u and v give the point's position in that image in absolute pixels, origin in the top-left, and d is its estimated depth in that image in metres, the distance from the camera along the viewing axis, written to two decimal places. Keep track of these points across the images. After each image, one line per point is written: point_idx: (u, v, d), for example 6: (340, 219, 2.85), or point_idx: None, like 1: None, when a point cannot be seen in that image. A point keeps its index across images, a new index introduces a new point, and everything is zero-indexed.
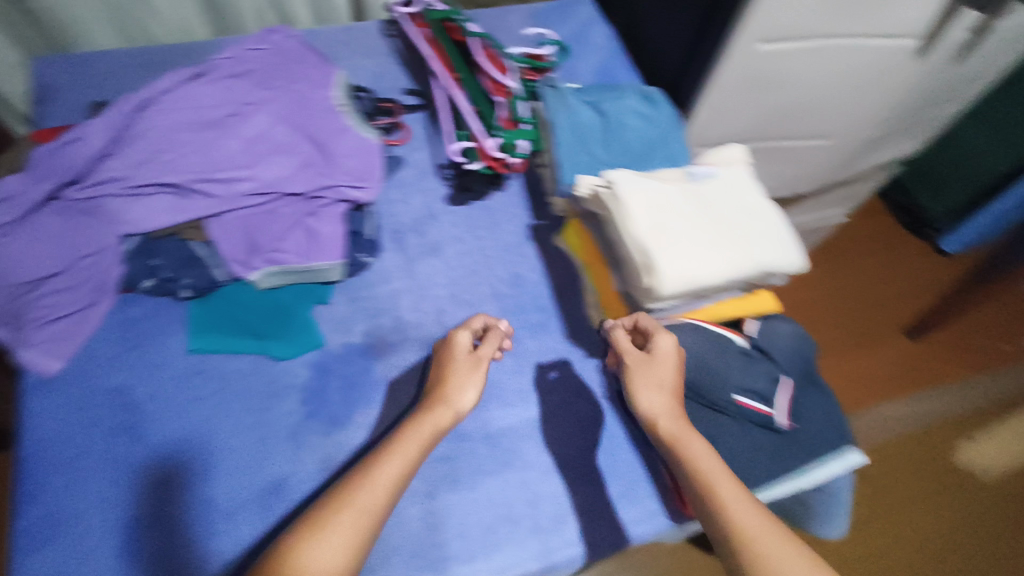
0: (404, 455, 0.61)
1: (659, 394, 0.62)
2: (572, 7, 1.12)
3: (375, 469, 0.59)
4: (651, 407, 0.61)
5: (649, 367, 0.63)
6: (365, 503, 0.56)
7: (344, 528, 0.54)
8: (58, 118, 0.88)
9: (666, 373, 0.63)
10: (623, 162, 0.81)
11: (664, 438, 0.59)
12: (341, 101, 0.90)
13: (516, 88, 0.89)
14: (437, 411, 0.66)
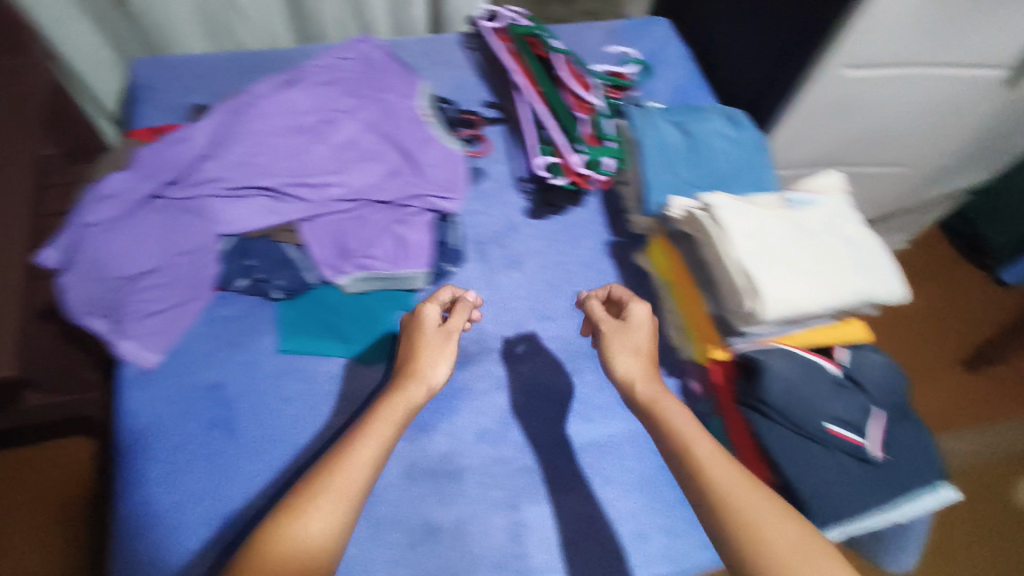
0: (377, 437, 0.59)
1: (629, 356, 0.67)
2: (647, 26, 1.13)
3: (349, 452, 0.57)
4: (626, 370, 0.66)
5: (625, 331, 0.68)
6: (343, 489, 0.55)
7: (321, 516, 0.53)
8: (155, 117, 0.91)
9: (641, 338, 0.68)
10: (711, 183, 0.82)
11: (639, 399, 0.64)
12: (426, 111, 0.91)
13: (600, 105, 0.91)
14: (411, 387, 0.64)
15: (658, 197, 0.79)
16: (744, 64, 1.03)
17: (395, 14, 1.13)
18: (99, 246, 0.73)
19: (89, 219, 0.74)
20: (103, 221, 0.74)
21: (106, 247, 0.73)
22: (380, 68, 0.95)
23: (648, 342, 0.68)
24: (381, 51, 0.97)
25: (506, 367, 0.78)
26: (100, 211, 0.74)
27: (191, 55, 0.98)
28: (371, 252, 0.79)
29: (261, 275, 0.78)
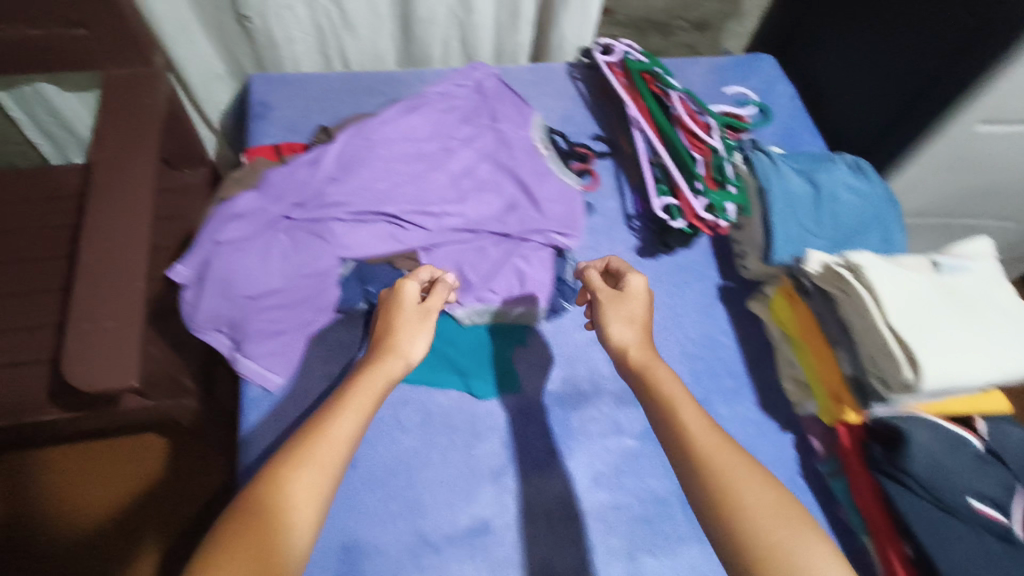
0: (358, 412, 0.57)
1: (624, 325, 0.65)
2: (752, 64, 1.12)
3: (329, 427, 0.55)
4: (621, 338, 0.64)
5: (622, 301, 0.67)
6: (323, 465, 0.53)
7: (300, 491, 0.51)
8: (274, 135, 0.92)
9: (637, 308, 0.66)
10: (838, 239, 0.80)
11: (634, 367, 0.62)
12: (540, 142, 0.91)
13: (719, 146, 0.88)
14: (387, 361, 0.62)
15: (784, 251, 0.78)
16: (864, 106, 1.03)
17: (501, 42, 1.13)
18: (229, 264, 0.74)
19: (220, 237, 0.75)
20: (233, 239, 0.75)
21: (234, 265, 0.74)
22: (495, 95, 0.95)
23: (643, 313, 0.67)
24: (495, 78, 0.97)
25: (620, 409, 0.77)
26: (231, 230, 0.75)
27: (307, 75, 0.99)
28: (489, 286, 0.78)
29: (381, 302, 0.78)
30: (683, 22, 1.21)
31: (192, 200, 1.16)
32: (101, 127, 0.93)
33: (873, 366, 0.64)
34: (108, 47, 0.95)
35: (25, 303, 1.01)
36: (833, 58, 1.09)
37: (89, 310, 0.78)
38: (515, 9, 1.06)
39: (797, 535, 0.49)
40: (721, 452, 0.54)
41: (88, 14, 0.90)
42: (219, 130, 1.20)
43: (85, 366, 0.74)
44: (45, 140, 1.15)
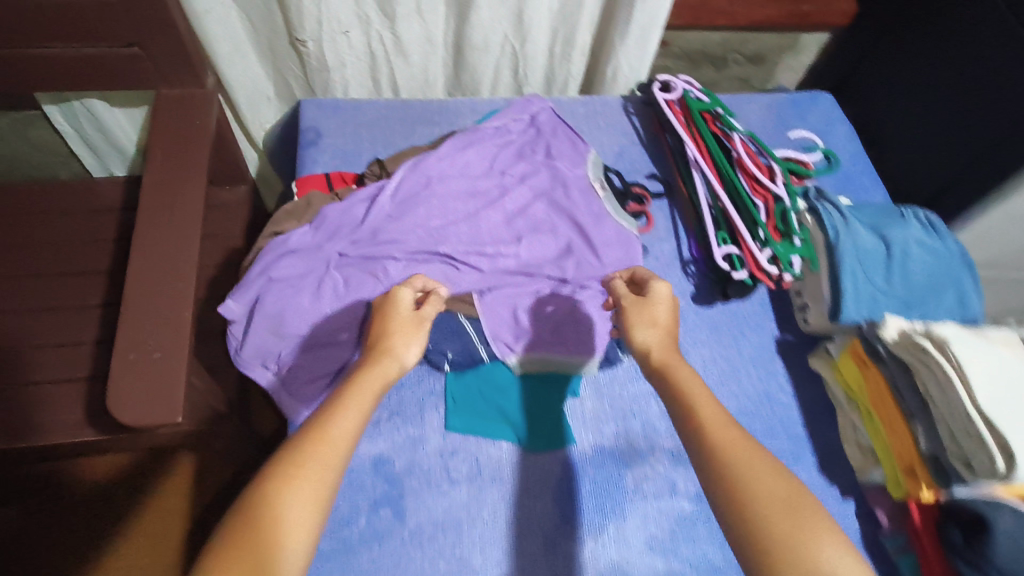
0: (351, 419, 0.55)
1: (645, 327, 0.66)
2: (810, 102, 1.09)
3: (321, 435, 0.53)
4: (644, 341, 0.65)
5: (646, 307, 0.68)
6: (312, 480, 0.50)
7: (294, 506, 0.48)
8: (325, 165, 0.91)
9: (660, 312, 0.67)
10: (909, 300, 0.77)
11: (655, 365, 0.63)
12: (597, 180, 0.88)
13: (783, 194, 0.85)
14: (383, 363, 0.61)
15: (854, 312, 0.75)
16: (928, 153, 1.00)
17: (553, 72, 1.11)
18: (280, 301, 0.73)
19: (271, 274, 0.73)
20: (285, 277, 0.74)
21: (285, 302, 0.73)
22: (550, 128, 0.92)
23: (671, 319, 0.67)
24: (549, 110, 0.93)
25: (675, 469, 0.74)
26: (283, 268, 0.74)
27: (358, 101, 0.98)
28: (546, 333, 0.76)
29: (432, 347, 0.75)
30: (737, 54, 1.19)
31: (231, 219, 1.15)
32: (152, 150, 0.92)
33: (954, 444, 0.63)
34: (162, 67, 0.94)
35: (63, 320, 1.00)
36: (896, 100, 1.05)
37: (136, 339, 0.77)
38: (572, 41, 1.04)
39: (799, 525, 0.48)
40: (744, 456, 0.53)
41: (145, 35, 0.89)
42: (262, 150, 1.18)
43: (132, 399, 0.73)
44: (89, 154, 1.14)
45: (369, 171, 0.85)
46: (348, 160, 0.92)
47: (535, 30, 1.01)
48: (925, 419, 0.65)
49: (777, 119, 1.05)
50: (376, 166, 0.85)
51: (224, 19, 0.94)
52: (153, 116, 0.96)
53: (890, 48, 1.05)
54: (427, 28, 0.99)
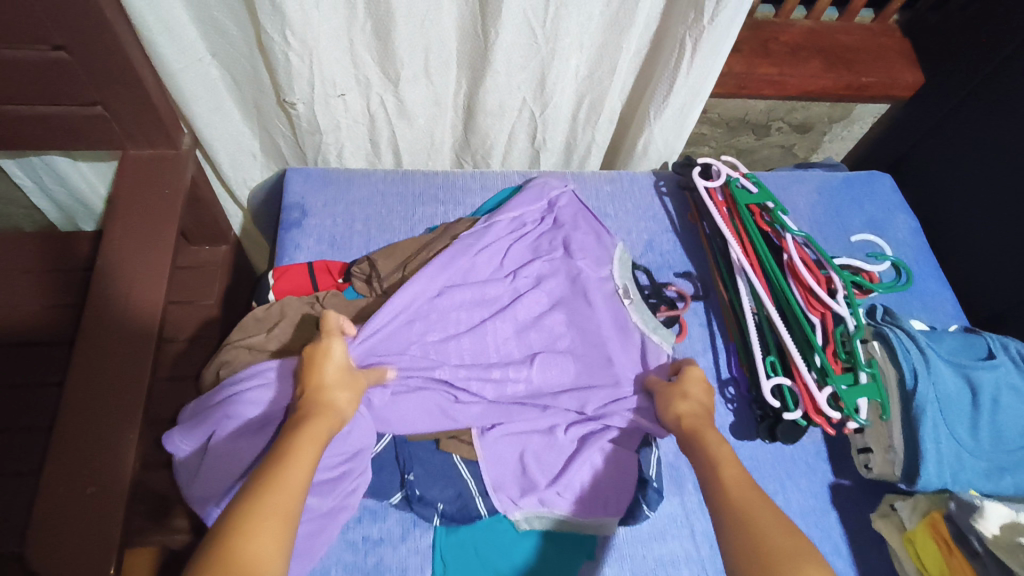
0: (313, 447, 0.50)
1: (671, 405, 0.64)
2: (866, 185, 0.95)
3: (285, 467, 0.47)
4: (677, 412, 0.63)
5: (677, 383, 0.66)
6: (284, 506, 0.44)
7: (272, 521, 0.43)
8: (308, 251, 0.79)
9: (692, 388, 0.65)
10: (999, 461, 0.64)
11: (686, 431, 0.61)
12: (630, 290, 0.75)
13: (846, 315, 0.72)
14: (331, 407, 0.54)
15: (934, 476, 0.62)
16: (1009, 253, 0.86)
17: (575, 138, 0.98)
18: (242, 446, 0.60)
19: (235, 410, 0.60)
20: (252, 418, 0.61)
21: (244, 452, 0.60)
22: (572, 221, 0.79)
23: (706, 398, 0.65)
24: (572, 198, 0.80)
25: None
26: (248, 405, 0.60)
27: (353, 172, 0.86)
28: (557, 486, 0.63)
29: (420, 498, 0.62)
30: (782, 123, 1.05)
31: (206, 285, 1.02)
32: (113, 220, 0.83)
33: None
34: (131, 128, 0.83)
35: (7, 403, 0.87)
36: (969, 191, 0.92)
37: (70, 471, 0.68)
38: (599, 106, 0.92)
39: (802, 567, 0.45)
40: (766, 514, 0.50)
41: (109, 94, 0.77)
42: (246, 209, 1.06)
43: (54, 541, 0.65)
44: (53, 207, 1.02)
45: (357, 267, 0.73)
46: (335, 245, 0.80)
47: (558, 94, 0.89)
48: None
49: (830, 207, 0.92)
50: (365, 262, 0.73)
51: (202, 75, 0.82)
52: (119, 180, 0.85)
53: (962, 130, 0.93)
54: (435, 90, 0.88)
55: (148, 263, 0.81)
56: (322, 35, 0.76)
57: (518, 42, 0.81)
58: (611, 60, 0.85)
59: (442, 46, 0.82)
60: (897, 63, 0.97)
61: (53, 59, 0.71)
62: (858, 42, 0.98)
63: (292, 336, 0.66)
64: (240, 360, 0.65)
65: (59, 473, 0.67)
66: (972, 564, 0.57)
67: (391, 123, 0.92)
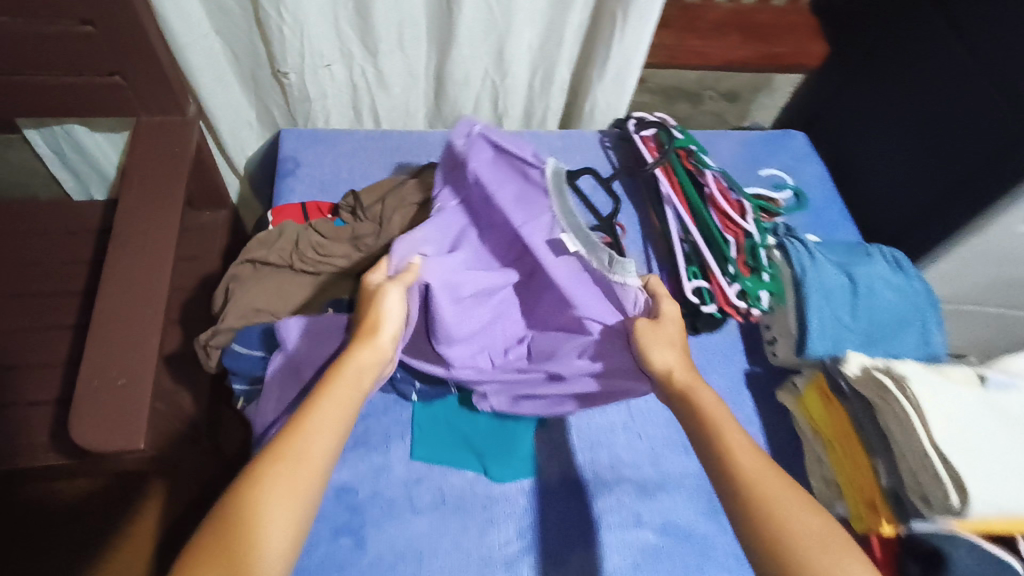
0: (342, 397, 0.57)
1: (664, 351, 0.66)
2: (784, 139, 1.10)
3: (309, 414, 0.55)
4: (664, 362, 0.65)
5: (658, 326, 0.68)
6: (297, 453, 0.52)
7: (282, 469, 0.50)
8: (300, 194, 0.92)
9: (673, 332, 0.67)
10: (875, 335, 0.79)
11: (678, 388, 0.63)
12: (578, 236, 0.69)
13: (753, 230, 0.86)
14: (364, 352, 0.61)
15: (819, 345, 0.77)
16: (898, 190, 1.02)
17: (532, 105, 1.13)
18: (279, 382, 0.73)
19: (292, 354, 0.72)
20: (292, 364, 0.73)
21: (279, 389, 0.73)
22: (494, 181, 0.73)
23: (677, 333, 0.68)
24: (488, 142, 0.73)
25: (641, 500, 0.75)
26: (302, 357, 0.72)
27: (338, 131, 0.99)
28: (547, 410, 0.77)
29: (402, 378, 0.76)
30: (713, 92, 1.20)
31: (207, 242, 1.15)
32: (130, 174, 0.94)
33: (913, 481, 0.63)
34: (144, 97, 0.95)
35: (39, 341, 1.00)
36: (865, 142, 1.08)
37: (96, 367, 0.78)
38: (551, 77, 1.07)
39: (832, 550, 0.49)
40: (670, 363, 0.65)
41: (127, 66, 0.90)
42: (242, 175, 1.20)
43: (90, 425, 0.74)
44: (69, 176, 1.15)
45: (344, 202, 0.87)
46: (325, 190, 0.94)
47: (515, 65, 1.04)
48: (885, 457, 0.66)
49: (750, 155, 1.06)
50: (351, 197, 0.87)
51: (207, 49, 0.95)
52: (133, 143, 0.97)
53: (858, 92, 1.09)
54: (408, 61, 1.02)
55: (157, 210, 0.91)
56: (310, 12, 0.90)
57: (477, 17, 0.95)
58: (558, 36, 1.00)
59: (412, 23, 0.96)
60: (805, 36, 1.13)
61: (79, 33, 0.84)
62: (773, 20, 1.14)
63: (289, 252, 0.79)
64: (247, 274, 0.78)
65: (92, 370, 0.77)
66: (842, 404, 0.71)
67: (371, 92, 1.06)
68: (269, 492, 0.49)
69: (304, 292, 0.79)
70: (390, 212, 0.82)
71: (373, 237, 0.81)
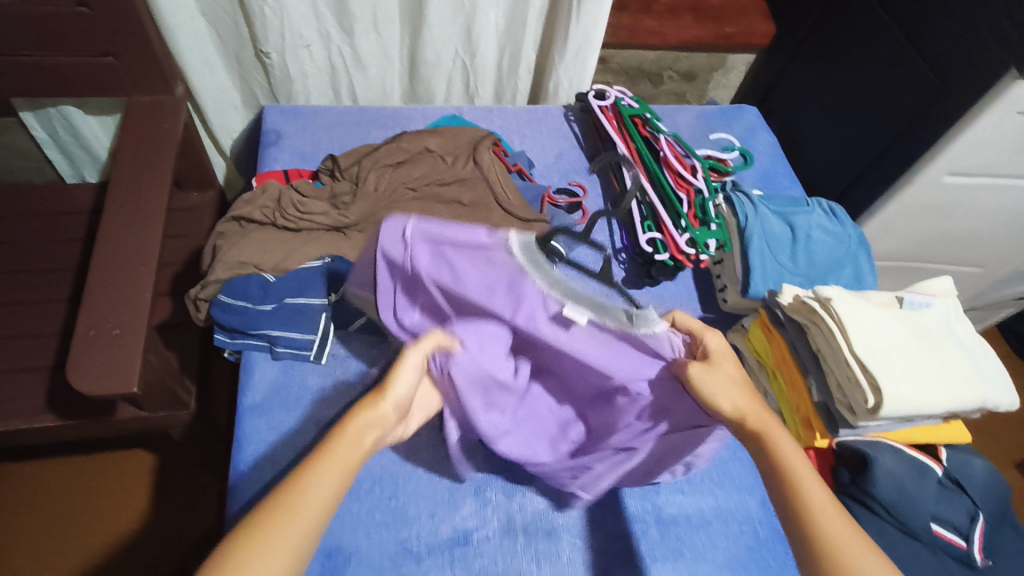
0: (346, 455, 0.56)
1: (727, 390, 0.63)
2: (737, 110, 1.18)
3: (311, 469, 0.53)
4: (733, 404, 0.62)
5: (710, 369, 0.64)
6: (296, 506, 0.50)
7: (281, 519, 0.49)
8: (283, 163, 0.99)
9: (729, 367, 0.65)
10: (812, 276, 0.86)
11: (752, 429, 0.61)
12: (583, 304, 0.62)
13: (702, 187, 0.93)
14: (373, 412, 0.60)
15: (761, 286, 0.83)
16: (843, 155, 1.10)
17: (502, 86, 1.21)
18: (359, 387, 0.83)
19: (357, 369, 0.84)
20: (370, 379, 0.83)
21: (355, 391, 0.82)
22: (458, 279, 0.65)
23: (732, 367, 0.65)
24: (428, 244, 0.64)
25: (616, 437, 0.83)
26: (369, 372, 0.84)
27: (319, 108, 1.07)
28: (640, 478, 0.76)
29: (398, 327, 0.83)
30: (672, 72, 1.28)
31: (196, 218, 1.20)
32: (121, 149, 0.96)
33: (840, 393, 0.70)
34: (135, 76, 1.00)
35: (28, 313, 1.02)
36: (810, 115, 1.17)
37: (93, 318, 0.78)
38: (517, 58, 1.14)
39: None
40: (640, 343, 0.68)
41: (120, 46, 0.95)
42: (229, 156, 1.26)
43: (97, 376, 0.74)
44: (62, 159, 1.21)
45: (323, 166, 0.94)
46: (305, 159, 1.01)
47: (483, 45, 1.10)
48: (818, 376, 0.72)
49: (705, 126, 1.14)
50: (329, 161, 0.94)
51: (194, 31, 1.02)
52: (124, 120, 1.00)
53: (803, 67, 1.17)
54: (383, 42, 1.09)
55: (145, 175, 0.93)
56: None
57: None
58: (522, 17, 1.06)
59: (387, 6, 1.03)
60: (755, 17, 1.21)
61: (74, 14, 0.89)
62: (724, 3, 1.22)
63: (271, 210, 0.85)
64: (233, 230, 0.84)
65: (86, 322, 0.78)
66: (782, 335, 0.78)
67: (350, 72, 1.13)
68: (269, 544, 0.47)
69: (283, 244, 0.83)
70: (366, 172, 0.89)
71: (350, 195, 0.88)
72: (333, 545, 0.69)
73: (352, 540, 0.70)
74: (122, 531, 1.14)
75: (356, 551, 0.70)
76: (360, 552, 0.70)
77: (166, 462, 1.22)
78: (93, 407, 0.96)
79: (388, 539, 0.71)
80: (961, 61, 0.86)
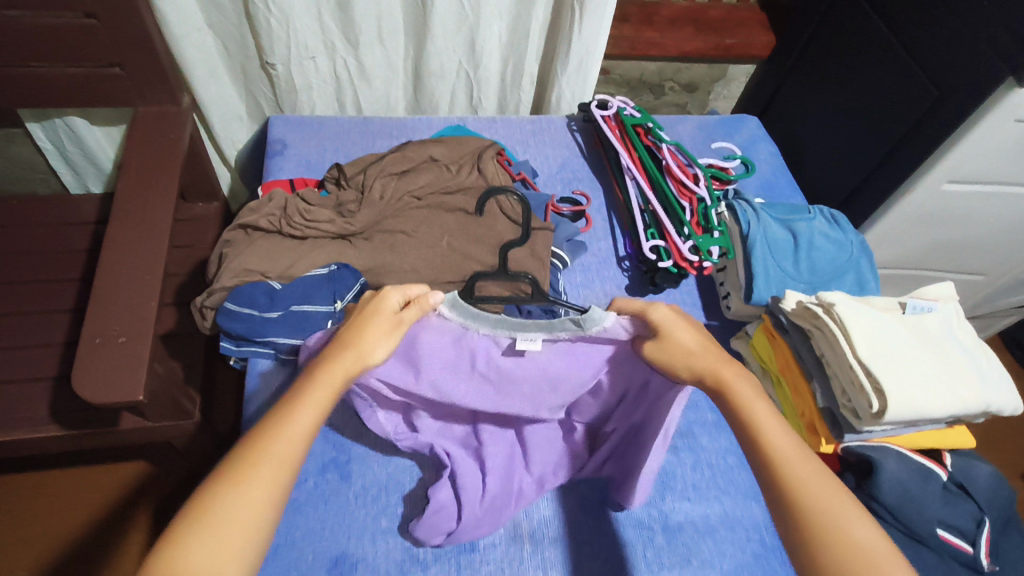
0: (321, 399, 0.55)
1: (685, 358, 0.62)
2: (738, 120, 1.19)
3: (286, 417, 0.53)
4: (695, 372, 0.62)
5: (660, 343, 0.63)
6: (285, 457, 0.50)
7: (264, 469, 0.49)
8: (289, 172, 1.00)
9: (680, 336, 0.62)
10: (815, 283, 0.87)
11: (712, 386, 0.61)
12: (531, 330, 0.67)
13: (705, 195, 0.94)
14: (348, 360, 0.59)
15: (764, 292, 0.84)
16: (844, 163, 1.12)
17: (505, 97, 1.22)
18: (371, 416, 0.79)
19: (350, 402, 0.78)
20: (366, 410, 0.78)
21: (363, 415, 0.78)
22: (409, 362, 0.70)
23: (689, 338, 0.63)
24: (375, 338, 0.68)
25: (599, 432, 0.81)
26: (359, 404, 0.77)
27: (324, 117, 1.08)
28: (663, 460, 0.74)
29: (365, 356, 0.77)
30: (673, 83, 1.30)
31: (200, 228, 1.20)
32: (127, 157, 0.97)
33: (844, 398, 0.70)
34: (141, 86, 1.01)
35: (35, 322, 1.02)
36: (810, 124, 1.19)
37: (97, 326, 0.79)
38: (520, 69, 1.15)
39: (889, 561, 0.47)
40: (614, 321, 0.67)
41: (126, 57, 0.96)
42: (233, 166, 1.27)
43: (102, 383, 0.74)
44: (68, 170, 1.21)
45: (329, 173, 0.95)
46: (310, 168, 1.02)
47: (486, 56, 1.12)
48: (822, 382, 0.73)
49: (706, 136, 1.15)
50: (335, 169, 0.95)
51: (200, 42, 1.03)
52: (131, 129, 1.01)
53: (803, 79, 1.18)
54: (387, 54, 1.10)
55: (152, 184, 0.94)
56: (295, 5, 0.97)
57: (450, 11, 1.03)
58: (524, 29, 1.07)
59: (391, 17, 1.04)
60: (754, 30, 1.22)
61: (82, 25, 0.90)
62: (725, 15, 1.23)
63: (277, 217, 0.86)
64: (239, 238, 0.85)
65: (93, 329, 0.78)
66: (786, 342, 0.78)
67: (355, 83, 1.14)
68: (251, 492, 0.47)
69: (291, 253, 0.83)
70: (371, 180, 0.91)
71: (355, 203, 0.89)
72: (341, 555, 0.69)
73: (358, 549, 0.70)
74: (123, 541, 1.13)
75: (365, 559, 0.69)
76: (368, 559, 0.69)
77: (168, 473, 1.21)
78: (97, 417, 0.96)
79: (395, 547, 0.71)
80: (960, 68, 0.87)
